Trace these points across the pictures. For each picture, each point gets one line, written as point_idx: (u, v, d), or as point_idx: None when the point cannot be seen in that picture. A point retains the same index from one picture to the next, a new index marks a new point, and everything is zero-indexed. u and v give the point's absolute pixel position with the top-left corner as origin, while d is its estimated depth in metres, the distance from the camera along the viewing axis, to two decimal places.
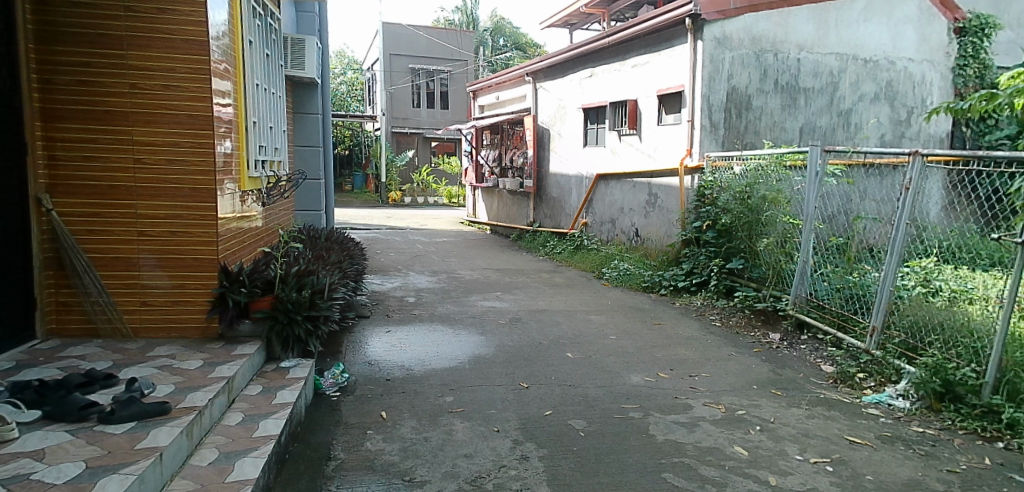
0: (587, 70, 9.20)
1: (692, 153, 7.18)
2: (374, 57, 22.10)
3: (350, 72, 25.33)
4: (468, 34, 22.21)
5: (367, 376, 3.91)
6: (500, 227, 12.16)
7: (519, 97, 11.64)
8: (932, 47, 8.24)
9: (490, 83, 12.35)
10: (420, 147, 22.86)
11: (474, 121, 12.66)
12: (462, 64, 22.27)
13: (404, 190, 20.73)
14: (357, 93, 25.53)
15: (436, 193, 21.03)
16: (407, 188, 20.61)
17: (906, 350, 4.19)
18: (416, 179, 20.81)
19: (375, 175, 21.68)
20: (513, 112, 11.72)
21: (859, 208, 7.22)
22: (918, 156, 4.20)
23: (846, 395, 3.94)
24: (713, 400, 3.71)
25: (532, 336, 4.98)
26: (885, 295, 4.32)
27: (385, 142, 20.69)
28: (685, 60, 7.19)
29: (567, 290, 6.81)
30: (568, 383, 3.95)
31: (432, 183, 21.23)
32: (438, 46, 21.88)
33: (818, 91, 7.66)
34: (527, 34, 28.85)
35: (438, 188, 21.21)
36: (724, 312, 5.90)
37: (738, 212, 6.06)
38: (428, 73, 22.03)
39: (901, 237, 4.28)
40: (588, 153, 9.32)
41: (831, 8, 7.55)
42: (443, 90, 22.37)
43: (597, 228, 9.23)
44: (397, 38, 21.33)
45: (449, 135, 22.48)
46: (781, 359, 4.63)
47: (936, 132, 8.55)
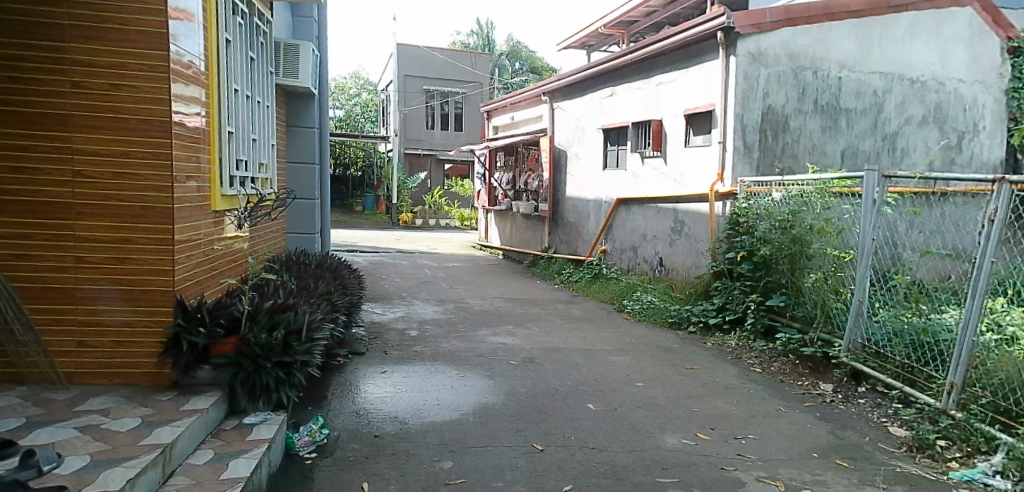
0: (607, 88, 8.67)
1: (723, 178, 6.59)
2: (389, 79, 21.79)
3: (364, 94, 25.08)
4: (483, 56, 21.88)
5: (352, 431, 3.30)
6: (513, 252, 11.57)
7: (534, 117, 11.12)
8: (985, 67, 7.59)
9: (504, 103, 11.86)
10: (433, 169, 22.41)
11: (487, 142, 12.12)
12: (476, 86, 21.95)
13: (416, 212, 20.28)
14: (371, 115, 25.25)
15: (449, 216, 20.57)
16: (419, 210, 20.16)
17: (998, 415, 3.51)
18: (427, 201, 20.40)
19: (386, 197, 21.24)
20: (528, 133, 11.18)
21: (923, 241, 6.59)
22: (1005, 183, 3.52)
23: (928, 470, 3.28)
24: (768, 474, 3.14)
25: (547, 381, 4.34)
26: (966, 347, 3.65)
27: (398, 164, 20.27)
28: (717, 77, 6.64)
29: (585, 325, 6.18)
30: (591, 446, 3.33)
31: (444, 204, 20.80)
32: (453, 68, 21.53)
33: (861, 112, 7.04)
34: (543, 58, 28.65)
35: (451, 209, 20.73)
36: (764, 356, 5.24)
37: (779, 243, 5.38)
38: (442, 95, 21.66)
39: (984, 278, 3.60)
40: (607, 176, 8.72)
41: (875, 24, 6.97)
42: (457, 112, 22.03)
43: (617, 256, 8.59)
44: (412, 60, 21.03)
45: (462, 156, 22.09)
46: (838, 417, 3.99)
47: (989, 159, 7.84)
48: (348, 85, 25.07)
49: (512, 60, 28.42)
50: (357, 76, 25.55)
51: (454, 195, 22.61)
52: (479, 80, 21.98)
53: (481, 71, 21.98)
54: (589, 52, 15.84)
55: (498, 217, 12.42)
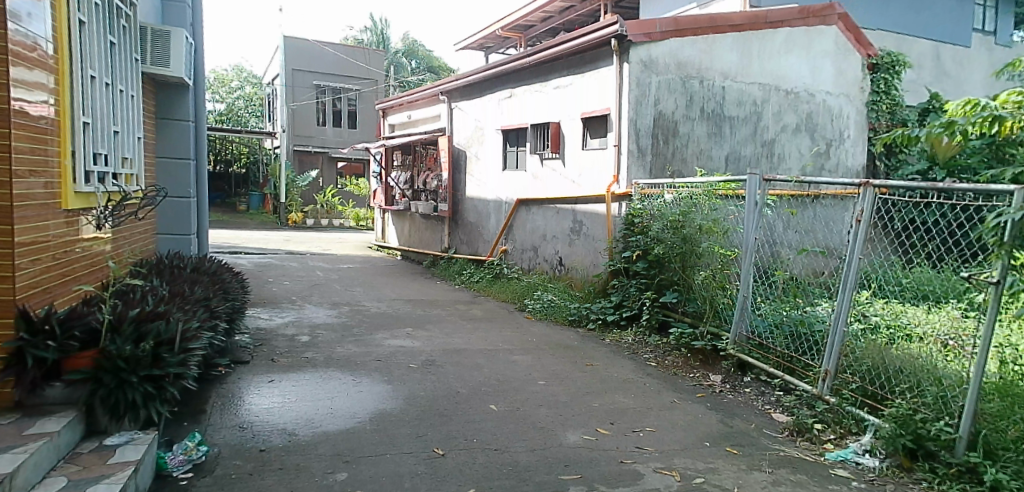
0: (505, 90, 8.68)
1: (619, 180, 6.75)
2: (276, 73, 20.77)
3: (248, 87, 23.78)
4: (377, 53, 21.42)
5: (235, 447, 3.04)
6: (412, 253, 11.34)
7: (431, 116, 10.94)
8: (848, 81, 8.32)
9: (401, 101, 11.59)
10: (325, 167, 21.48)
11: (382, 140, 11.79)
12: (371, 83, 21.45)
13: (307, 211, 19.49)
14: (255, 109, 23.96)
15: (342, 215, 19.93)
16: (310, 209, 19.41)
17: (867, 398, 3.81)
18: (319, 200, 19.69)
19: (273, 196, 20.24)
20: (425, 132, 10.99)
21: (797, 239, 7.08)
22: (869, 188, 3.81)
23: (807, 452, 3.50)
24: (665, 465, 3.21)
25: (447, 383, 4.23)
26: (839, 337, 3.93)
27: (286, 161, 19.37)
28: (611, 83, 6.80)
29: (486, 325, 6.13)
30: (493, 447, 3.27)
31: (337, 204, 20.16)
32: (346, 63, 20.88)
33: (742, 119, 7.48)
34: (440, 58, 28.52)
35: (344, 209, 20.09)
36: (659, 350, 5.42)
37: (671, 242, 5.59)
38: (334, 91, 20.94)
39: (853, 273, 3.87)
40: (507, 177, 8.73)
41: (754, 38, 7.44)
42: (350, 109, 21.40)
43: (517, 256, 8.61)
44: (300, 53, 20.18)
45: (357, 154, 21.52)
46: (727, 406, 4.18)
47: (853, 165, 8.56)
48: (230, 77, 23.65)
49: (408, 59, 28.17)
50: (240, 68, 24.19)
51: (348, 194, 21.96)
52: (375, 78, 21.49)
53: (376, 68, 21.54)
54: (486, 54, 15.92)
55: (395, 216, 12.13)
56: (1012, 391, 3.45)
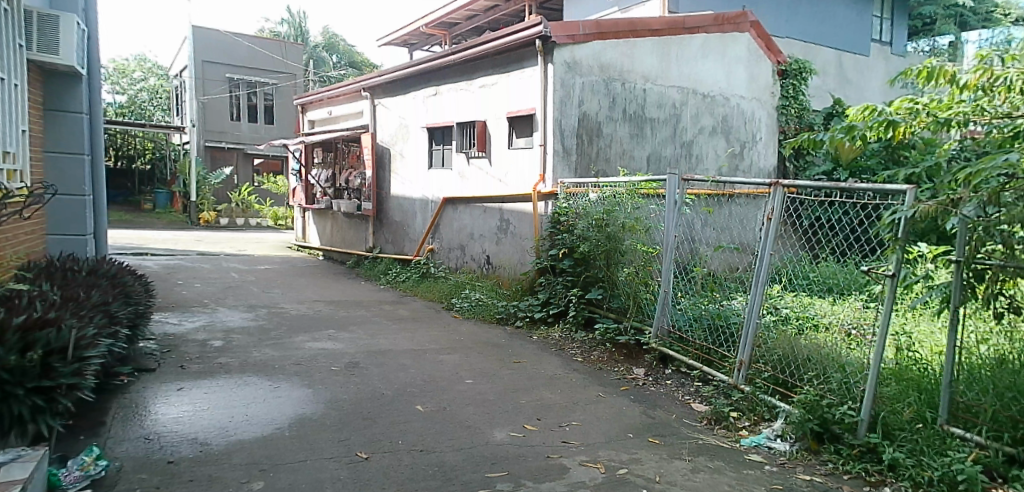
0: (430, 88, 8.58)
1: (545, 179, 6.81)
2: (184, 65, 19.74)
3: (153, 79, 22.49)
4: (293, 46, 20.86)
5: (139, 460, 2.84)
6: (334, 253, 11.03)
7: (353, 112, 10.67)
8: (760, 86, 8.73)
9: (321, 97, 11.24)
10: (240, 163, 20.52)
11: (301, 137, 11.42)
12: (289, 77, 20.83)
13: (220, 209, 18.65)
14: (161, 103, 22.69)
15: (259, 215, 19.19)
16: (224, 208, 18.59)
17: (778, 386, 4.01)
18: (234, 198, 18.85)
19: (182, 194, 19.20)
20: (347, 128, 10.72)
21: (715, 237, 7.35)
22: (779, 187, 4.01)
23: (724, 439, 3.64)
24: (590, 458, 3.25)
25: (372, 385, 4.13)
26: (753, 329, 4.13)
27: (196, 157, 18.44)
28: (536, 83, 6.86)
29: (411, 325, 6.03)
30: (419, 448, 3.21)
31: (253, 202, 19.36)
32: (260, 56, 20.19)
33: (662, 121, 7.71)
34: (362, 54, 27.98)
35: (262, 208, 19.35)
36: (585, 346, 5.50)
37: (595, 241, 5.69)
38: (248, 85, 20.14)
39: (766, 268, 4.07)
40: (432, 175, 8.64)
41: (672, 43, 7.69)
42: (267, 104, 20.64)
43: (444, 255, 8.53)
44: (211, 44, 19.27)
45: (274, 151, 20.75)
46: (650, 398, 4.29)
47: (765, 166, 9.00)
48: (132, 68, 22.29)
49: (329, 53, 27.43)
50: (144, 59, 22.86)
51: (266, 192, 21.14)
52: (292, 72, 20.88)
53: (293, 62, 20.87)
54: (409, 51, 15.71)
55: (315, 215, 11.76)
56: (906, 375, 3.71)
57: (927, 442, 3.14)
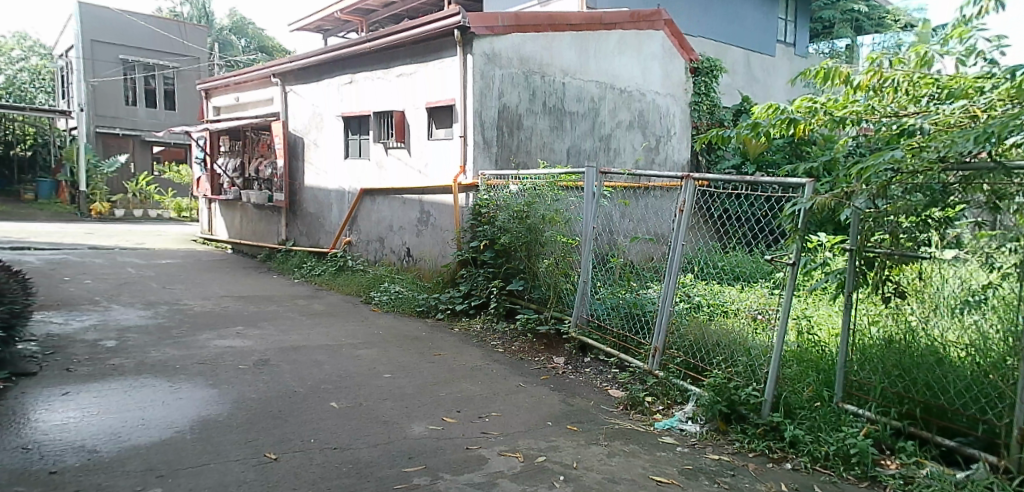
0: (346, 76, 8.32)
1: (465, 171, 6.77)
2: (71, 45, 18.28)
3: (35, 60, 20.75)
4: (196, 27, 19.82)
5: (15, 472, 2.60)
6: (244, 246, 10.55)
7: (262, 99, 10.18)
8: (674, 83, 9.01)
9: (227, 82, 10.68)
10: (137, 150, 19.23)
11: (206, 123, 10.81)
12: (191, 61, 19.78)
13: (115, 200, 17.47)
14: (45, 85, 20.95)
15: (160, 206, 18.16)
16: (120, 198, 17.44)
17: (689, 371, 4.17)
18: (130, 189, 17.70)
19: (70, 183, 17.77)
20: (256, 116, 10.24)
21: (633, 228, 7.54)
22: (690, 180, 4.14)
23: (639, 423, 3.75)
24: (509, 448, 3.25)
25: (283, 383, 3.96)
26: (666, 316, 4.27)
27: (87, 144, 17.15)
28: (455, 74, 6.79)
29: (327, 319, 5.84)
30: (332, 446, 3.11)
31: (153, 192, 18.24)
32: (159, 37, 19.05)
33: (581, 115, 7.83)
34: (273, 40, 26.92)
35: (162, 199, 18.30)
36: (506, 337, 5.51)
37: (516, 232, 5.71)
38: (145, 67, 18.92)
39: (678, 258, 4.22)
40: (349, 165, 8.40)
41: (590, 38, 7.80)
42: (167, 88, 19.49)
43: (362, 248, 8.33)
44: (103, 23, 17.93)
45: (176, 138, 19.60)
46: (569, 386, 4.35)
47: (680, 159, 9.31)
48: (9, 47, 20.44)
49: (237, 36, 26.33)
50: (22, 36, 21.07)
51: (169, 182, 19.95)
52: (195, 55, 19.84)
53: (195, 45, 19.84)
54: (324, 36, 15.22)
55: (223, 207, 11.19)
56: (806, 356, 3.93)
57: (824, 419, 3.34)
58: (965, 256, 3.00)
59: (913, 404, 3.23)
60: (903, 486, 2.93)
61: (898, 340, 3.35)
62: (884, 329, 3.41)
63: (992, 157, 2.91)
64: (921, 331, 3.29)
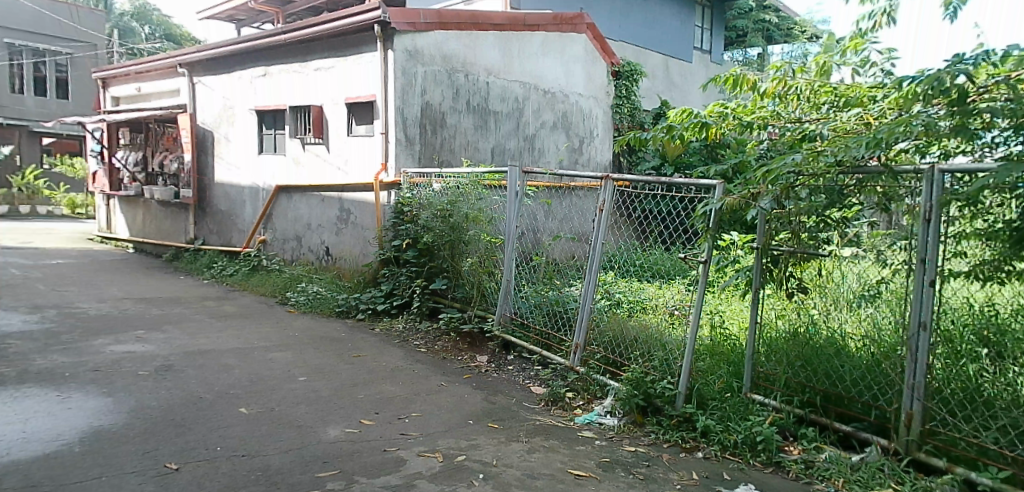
0: (260, 68, 7.99)
1: (387, 168, 6.65)
2: None
3: None
4: (92, 11, 18.56)
5: None
6: (148, 245, 9.95)
7: (168, 90, 9.63)
8: (596, 86, 9.18)
9: (128, 71, 10.02)
10: (25, 142, 17.75)
11: (105, 114, 10.11)
12: (87, 47, 18.49)
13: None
14: None
15: (51, 202, 16.89)
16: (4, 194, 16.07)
17: (609, 366, 4.26)
18: (15, 183, 16.35)
19: None
20: (161, 107, 9.67)
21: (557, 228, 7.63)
22: (609, 180, 4.23)
23: (560, 418, 3.80)
24: (428, 448, 3.21)
25: (188, 389, 3.75)
26: (587, 313, 4.35)
27: None
28: (376, 70, 6.65)
29: (238, 322, 5.58)
30: (240, 453, 2.96)
31: (43, 188, 16.92)
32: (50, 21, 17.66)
33: (505, 115, 7.85)
34: (181, 28, 25.56)
35: (53, 195, 17.01)
36: (428, 337, 5.44)
37: (439, 231, 5.66)
38: (34, 52, 17.51)
39: (598, 256, 4.30)
40: (263, 161, 8.08)
41: (513, 39, 7.84)
42: (59, 76, 18.13)
43: (278, 247, 8.02)
44: None
45: (70, 130, 18.25)
46: (491, 384, 4.35)
47: (602, 160, 9.51)
48: None
49: (140, 23, 24.83)
50: None
51: (63, 176, 18.54)
52: (91, 41, 18.56)
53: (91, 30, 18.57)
54: (237, 26, 14.57)
55: (125, 203, 10.50)
56: (719, 349, 4.08)
57: (733, 408, 3.48)
58: (862, 253, 3.18)
59: (814, 393, 3.41)
60: (804, 469, 3.09)
61: (802, 332, 3.51)
62: (789, 322, 3.58)
63: (883, 161, 3.11)
64: (822, 323, 3.45)
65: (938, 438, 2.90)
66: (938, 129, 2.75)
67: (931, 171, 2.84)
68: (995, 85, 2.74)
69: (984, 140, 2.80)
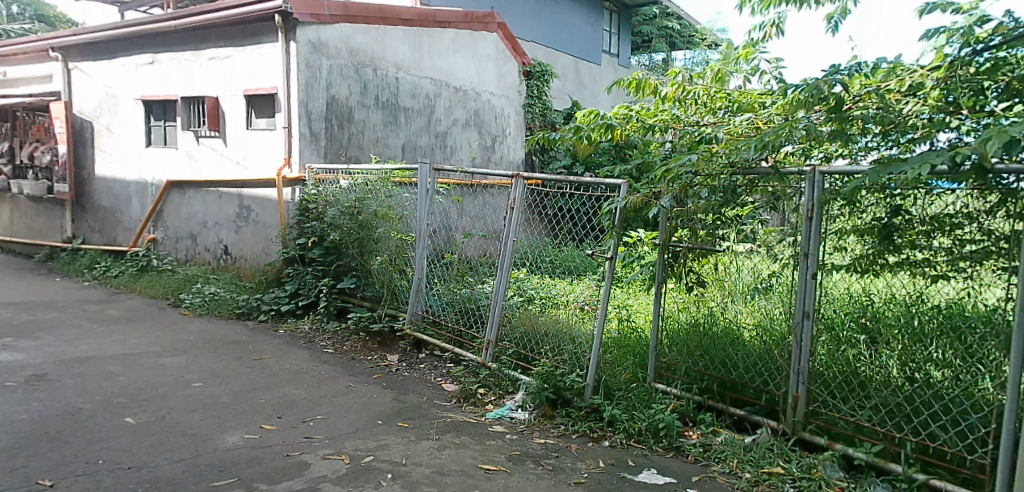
0: (147, 55, 7.46)
1: (290, 164, 6.39)
2: None
3: None
4: None
5: None
6: (17, 244, 9.07)
7: (39, 75, 8.81)
8: (508, 85, 9.19)
9: None
10: None
11: None
12: None
13: None
14: None
15: None
16: None
17: (520, 361, 4.31)
18: None
19: None
20: (30, 94, 8.82)
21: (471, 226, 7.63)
22: (519, 179, 4.26)
23: (471, 415, 3.79)
24: (334, 450, 3.11)
25: (64, 400, 3.44)
26: (498, 309, 4.37)
27: None
28: (277, 62, 6.39)
29: (125, 326, 5.20)
30: (126, 465, 2.75)
31: None
32: None
33: (416, 111, 7.76)
34: (56, 10, 23.48)
35: None
36: (336, 337, 5.28)
37: (348, 228, 5.51)
38: None
39: (509, 253, 4.32)
40: (152, 154, 7.56)
41: (423, 35, 7.74)
42: None
43: (169, 246, 7.54)
44: None
45: None
46: (401, 383, 4.28)
47: (515, 159, 9.57)
48: None
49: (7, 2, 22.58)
50: None
51: None
52: None
53: None
54: (121, 9, 13.54)
55: None
56: (625, 342, 4.22)
57: (638, 397, 3.61)
58: (756, 248, 3.36)
59: (711, 380, 3.59)
60: (701, 452, 3.22)
61: (701, 323, 3.67)
62: (690, 314, 3.74)
63: (774, 163, 3.28)
64: (720, 314, 3.63)
65: (819, 418, 3.13)
66: (819, 134, 2.98)
67: (811, 173, 3.05)
68: (867, 95, 2.96)
69: (860, 144, 3.10)
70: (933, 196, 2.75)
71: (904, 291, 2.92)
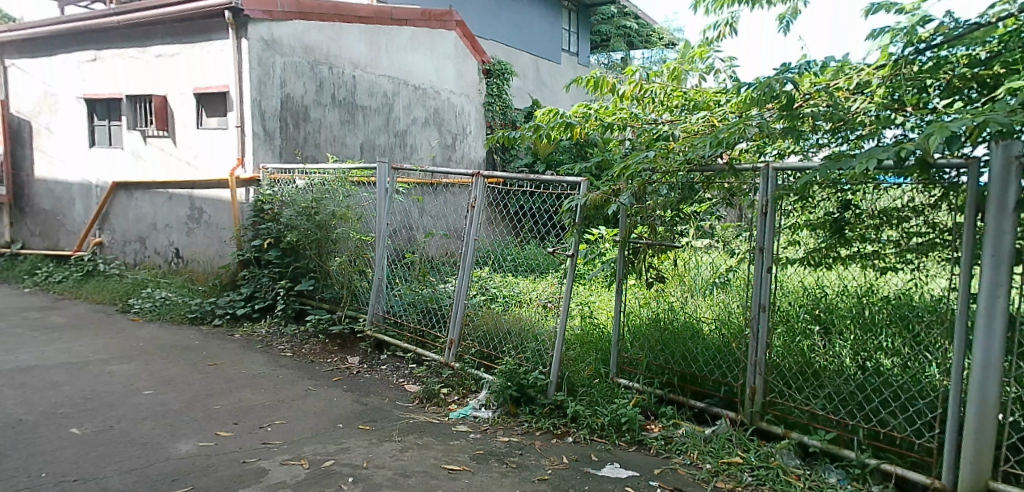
0: (88, 52, 7.17)
1: (244, 164, 6.22)
2: None
3: None
4: None
5: None
6: None
7: None
8: (468, 84, 9.14)
9: None
10: None
11: None
12: None
13: None
14: None
15: None
16: None
17: (483, 360, 4.29)
18: None
19: None
20: None
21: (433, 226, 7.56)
22: (480, 178, 4.24)
23: (434, 415, 3.75)
24: (293, 456, 3.04)
25: (4, 412, 3.28)
26: (460, 308, 4.33)
27: None
28: (228, 60, 6.22)
29: (70, 333, 4.98)
30: (71, 478, 2.64)
31: None
32: None
33: (374, 110, 7.67)
34: None
35: None
36: (295, 340, 5.17)
37: (305, 229, 5.39)
38: None
39: (471, 251, 4.30)
40: (96, 155, 7.27)
41: (380, 33, 7.66)
42: None
43: (117, 250, 7.26)
44: None
45: None
46: (363, 386, 4.21)
47: (476, 157, 9.51)
48: None
49: None
50: None
51: None
52: None
53: None
54: (59, 5, 12.99)
55: None
56: (588, 338, 4.24)
57: (600, 393, 3.63)
58: (713, 243, 3.42)
59: (672, 374, 3.62)
60: (663, 445, 3.26)
61: (663, 318, 3.73)
62: (652, 309, 3.78)
63: (731, 159, 3.33)
64: (681, 309, 3.68)
65: (776, 408, 3.19)
66: (772, 131, 3.00)
67: (766, 170, 3.10)
68: (817, 94, 2.97)
69: (812, 142, 3.18)
70: (881, 190, 2.84)
71: (855, 282, 3.01)
